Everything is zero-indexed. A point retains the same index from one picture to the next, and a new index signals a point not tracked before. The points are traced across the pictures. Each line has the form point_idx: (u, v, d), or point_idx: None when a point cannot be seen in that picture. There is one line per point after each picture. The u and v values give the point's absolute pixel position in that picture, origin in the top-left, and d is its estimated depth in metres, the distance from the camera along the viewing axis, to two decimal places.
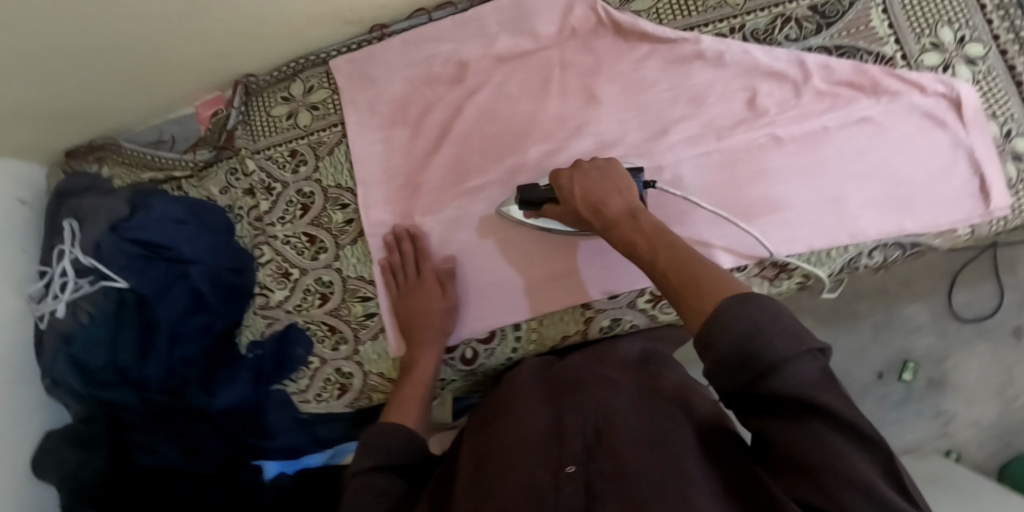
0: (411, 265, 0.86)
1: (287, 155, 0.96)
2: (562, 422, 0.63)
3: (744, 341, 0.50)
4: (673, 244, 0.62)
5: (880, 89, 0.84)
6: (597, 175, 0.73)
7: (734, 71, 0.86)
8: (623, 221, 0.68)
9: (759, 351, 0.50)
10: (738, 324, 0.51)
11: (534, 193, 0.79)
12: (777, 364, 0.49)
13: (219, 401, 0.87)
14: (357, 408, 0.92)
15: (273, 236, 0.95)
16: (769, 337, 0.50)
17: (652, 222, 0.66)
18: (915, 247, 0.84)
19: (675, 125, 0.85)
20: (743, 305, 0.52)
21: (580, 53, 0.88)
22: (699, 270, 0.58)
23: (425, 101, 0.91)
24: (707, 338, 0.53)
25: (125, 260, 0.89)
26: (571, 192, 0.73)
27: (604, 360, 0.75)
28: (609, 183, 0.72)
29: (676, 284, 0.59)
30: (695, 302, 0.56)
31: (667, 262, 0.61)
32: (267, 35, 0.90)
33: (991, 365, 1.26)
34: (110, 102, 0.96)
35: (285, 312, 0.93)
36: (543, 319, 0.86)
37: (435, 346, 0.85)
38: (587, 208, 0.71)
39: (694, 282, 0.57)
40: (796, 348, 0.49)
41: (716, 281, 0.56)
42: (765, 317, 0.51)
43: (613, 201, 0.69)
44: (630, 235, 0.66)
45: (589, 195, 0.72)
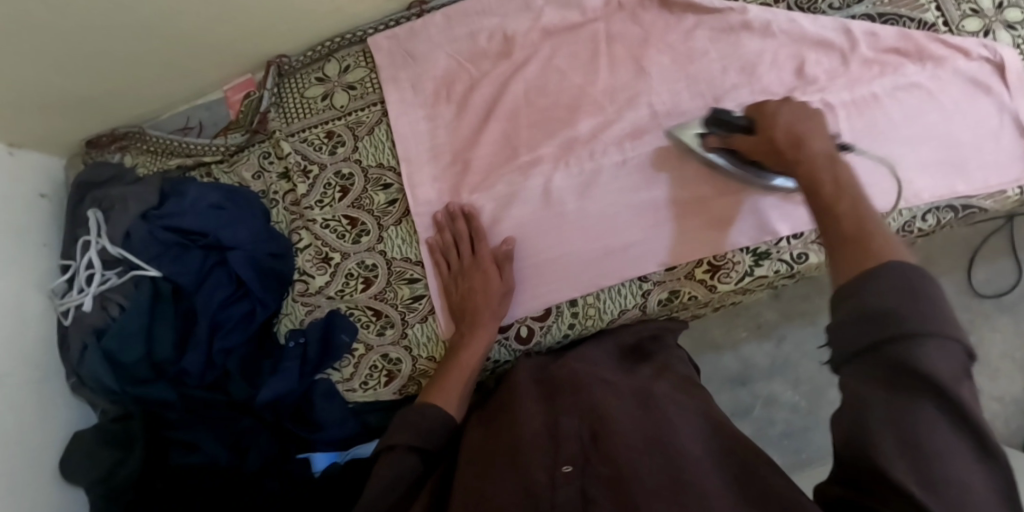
0: (466, 245, 0.84)
1: (323, 136, 0.92)
2: (558, 423, 0.66)
3: (890, 304, 0.46)
4: (862, 208, 0.57)
5: (926, 54, 0.84)
6: (803, 117, 0.70)
7: (783, 40, 0.86)
8: (818, 160, 0.64)
9: (898, 317, 0.45)
10: (887, 286, 0.47)
11: (727, 117, 0.78)
12: (912, 336, 0.44)
13: (263, 394, 0.83)
14: (405, 396, 0.88)
15: (311, 220, 0.90)
16: (925, 307, 0.45)
17: (841, 181, 0.61)
18: (967, 209, 0.83)
19: (727, 94, 0.85)
20: (908, 274, 0.47)
21: (627, 26, 0.88)
22: (875, 235, 0.53)
23: (470, 76, 0.90)
24: (852, 284, 0.49)
25: (159, 249, 0.86)
26: (772, 124, 0.71)
27: (593, 359, 0.78)
28: (812, 128, 0.69)
29: (849, 239, 0.54)
30: (857, 256, 0.52)
31: (847, 220, 0.56)
32: (304, 13, 0.88)
33: (1015, 339, 1.19)
34: (139, 88, 0.93)
35: (326, 299, 0.89)
36: (601, 294, 0.84)
37: (491, 328, 0.81)
38: (786, 139, 0.68)
39: (868, 242, 0.53)
40: (944, 335, 0.43)
41: (886, 244, 0.52)
42: (929, 290, 0.46)
43: (817, 143, 0.66)
44: (821, 177, 0.62)
45: (791, 132, 0.68)
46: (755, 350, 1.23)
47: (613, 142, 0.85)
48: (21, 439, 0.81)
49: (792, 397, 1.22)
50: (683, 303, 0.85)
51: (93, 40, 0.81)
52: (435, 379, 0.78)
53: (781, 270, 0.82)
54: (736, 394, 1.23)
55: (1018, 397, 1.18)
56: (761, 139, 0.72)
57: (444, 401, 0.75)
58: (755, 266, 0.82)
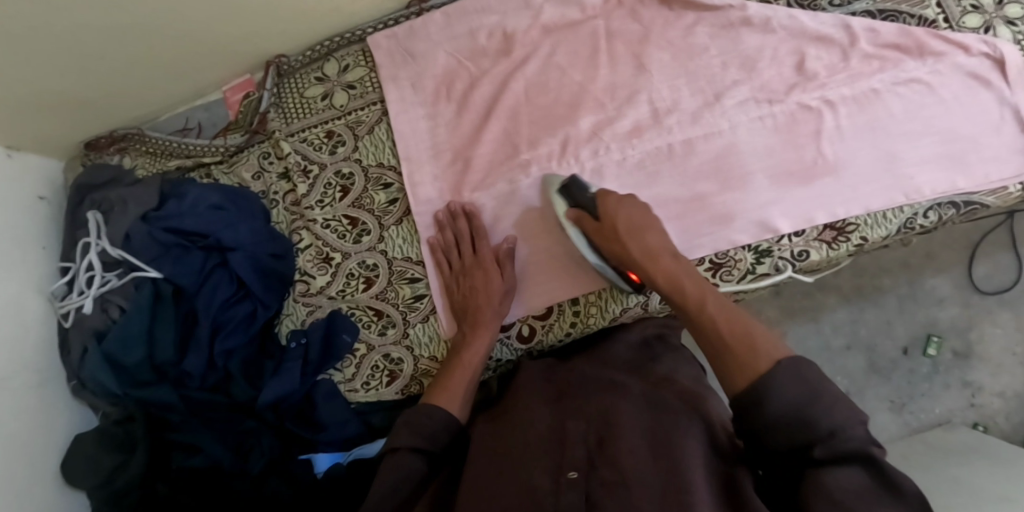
0: (467, 244, 0.84)
1: (323, 136, 0.92)
2: (564, 426, 0.67)
3: (796, 406, 0.53)
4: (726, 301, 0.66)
5: (926, 50, 0.84)
6: (641, 206, 0.77)
7: (783, 36, 0.86)
8: (661, 258, 0.72)
9: (814, 417, 0.52)
10: (791, 391, 0.54)
11: (582, 197, 0.80)
12: (831, 430, 0.52)
13: (265, 395, 0.83)
14: (408, 396, 0.87)
15: (311, 220, 0.90)
16: (825, 404, 0.53)
17: (693, 275, 0.69)
18: (969, 205, 0.83)
19: (728, 91, 0.85)
20: (801, 370, 0.55)
21: (627, 23, 0.88)
22: (752, 331, 0.61)
23: (469, 74, 0.90)
24: (754, 395, 0.55)
25: (161, 250, 0.86)
26: (612, 217, 0.76)
27: (602, 365, 0.77)
28: (646, 218, 0.76)
29: (731, 338, 0.61)
30: (746, 360, 0.58)
31: (720, 315, 0.64)
32: (303, 13, 0.88)
33: (1016, 334, 1.19)
34: (137, 90, 0.92)
35: (327, 299, 0.89)
36: (603, 292, 0.84)
37: (492, 328, 0.81)
38: (627, 235, 0.75)
39: (747, 340, 0.60)
40: (850, 420, 0.52)
41: (765, 339, 0.59)
42: (823, 383, 0.54)
43: (653, 237, 0.74)
44: (673, 273, 0.70)
45: (632, 223, 0.75)
46: None
47: (615, 139, 0.85)
48: (23, 442, 0.81)
49: None
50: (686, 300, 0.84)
51: (90, 42, 0.81)
52: (438, 380, 0.78)
53: (783, 268, 0.83)
54: None
55: (1021, 392, 1.18)
56: (604, 229, 0.77)
57: (448, 401, 0.75)
58: (757, 263, 0.82)
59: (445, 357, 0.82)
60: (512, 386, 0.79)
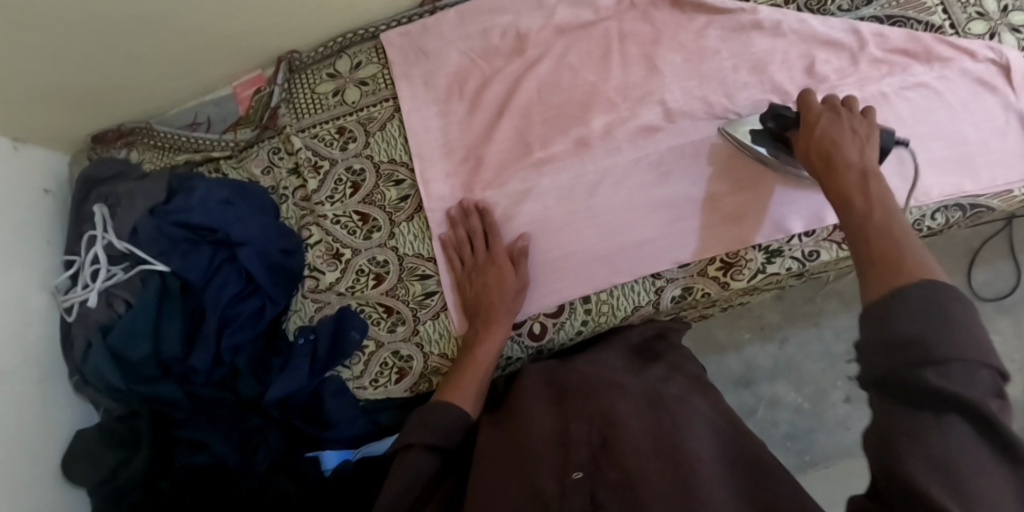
0: (480, 239, 0.84)
1: (334, 132, 0.92)
2: (566, 428, 0.66)
3: (923, 330, 0.46)
4: (895, 222, 0.59)
5: (933, 55, 0.85)
6: (848, 127, 0.70)
7: (793, 40, 0.87)
8: (851, 173, 0.65)
9: (933, 342, 0.45)
10: (920, 310, 0.47)
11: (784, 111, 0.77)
12: (944, 361, 0.44)
13: (272, 391, 0.82)
14: (416, 394, 0.87)
15: (321, 216, 0.90)
16: (954, 333, 0.45)
17: (873, 190, 0.62)
18: (975, 208, 0.84)
19: (739, 92, 0.86)
20: (941, 297, 0.47)
21: (640, 25, 0.89)
22: (908, 254, 0.54)
23: (482, 73, 0.90)
24: (883, 305, 0.50)
25: (169, 244, 0.85)
26: (814, 127, 0.71)
27: (607, 363, 0.77)
28: (850, 134, 0.69)
29: (879, 255, 0.56)
30: (885, 275, 0.53)
31: (875, 232, 0.58)
32: (317, 9, 0.88)
33: (1015, 341, 1.20)
34: (146, 85, 0.92)
35: (337, 295, 0.88)
36: (614, 290, 0.85)
37: (505, 325, 0.81)
38: (823, 146, 0.69)
39: (900, 259, 0.54)
40: (974, 362, 0.44)
41: (917, 264, 0.52)
42: (958, 317, 0.46)
43: (851, 150, 0.67)
44: (851, 188, 0.64)
45: (826, 136, 0.69)
46: (759, 351, 1.24)
47: (627, 138, 0.85)
48: (24, 438, 0.79)
49: (796, 398, 1.22)
50: (697, 300, 0.85)
51: (102, 35, 0.80)
52: (449, 378, 0.77)
53: (793, 268, 0.82)
54: (741, 395, 1.23)
55: (1019, 398, 1.19)
56: (802, 141, 0.72)
57: (461, 400, 0.75)
58: (768, 262, 0.82)
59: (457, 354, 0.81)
60: (517, 383, 0.79)
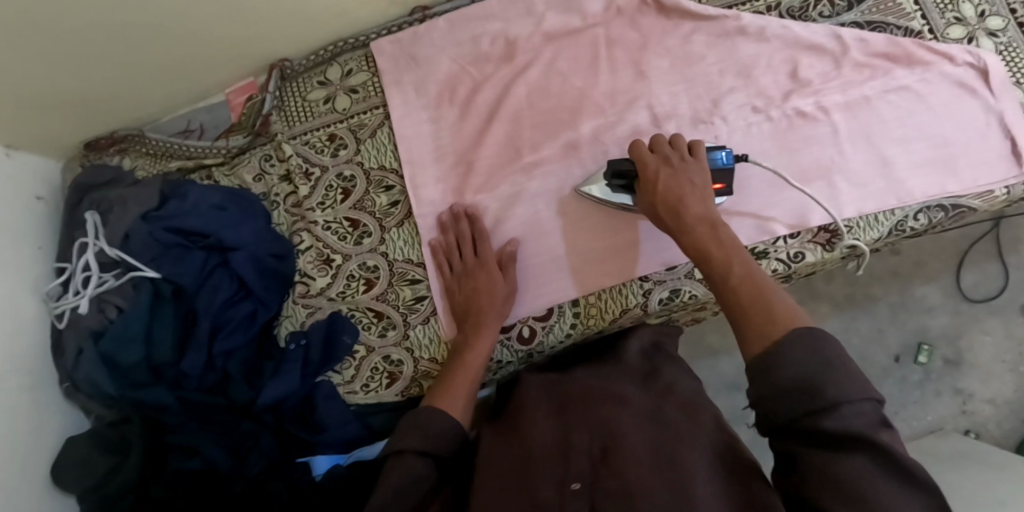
0: (469, 246, 0.85)
1: (325, 139, 0.93)
2: (568, 439, 0.67)
3: (806, 375, 0.51)
4: (752, 272, 0.61)
5: (914, 59, 0.87)
6: (683, 176, 0.72)
7: (777, 45, 0.89)
8: (697, 227, 0.67)
9: (821, 387, 0.50)
10: (802, 358, 0.52)
11: (621, 165, 0.79)
12: (835, 404, 0.49)
13: (266, 394, 0.83)
14: (408, 398, 0.87)
15: (312, 222, 0.90)
16: (829, 378, 0.50)
17: (723, 239, 0.65)
18: (957, 209, 0.85)
19: (725, 97, 0.87)
20: (816, 340, 0.53)
21: (627, 31, 0.90)
22: (772, 297, 0.58)
23: (473, 80, 0.91)
24: (765, 363, 0.53)
25: (161, 250, 0.86)
26: (654, 183, 0.72)
27: (608, 375, 0.77)
28: (688, 184, 0.71)
29: (746, 306, 0.59)
30: (762, 326, 0.56)
31: (739, 281, 0.61)
32: (311, 17, 0.89)
33: (1004, 342, 1.21)
34: (140, 92, 0.93)
35: (327, 300, 0.89)
36: (603, 293, 0.85)
37: (493, 330, 0.81)
38: (667, 202, 0.70)
39: (765, 307, 0.57)
40: (857, 399, 0.50)
41: (783, 308, 0.57)
42: (833, 356, 0.52)
43: (693, 203, 0.69)
44: (704, 242, 0.66)
45: (670, 192, 0.71)
46: None
47: (616, 142, 0.86)
48: (13, 444, 0.79)
49: None
50: (684, 302, 0.85)
51: (96, 43, 0.81)
52: (441, 382, 0.78)
53: (778, 270, 0.84)
54: (733, 399, 1.24)
55: (1010, 398, 1.19)
56: (646, 200, 0.73)
57: (451, 406, 0.75)
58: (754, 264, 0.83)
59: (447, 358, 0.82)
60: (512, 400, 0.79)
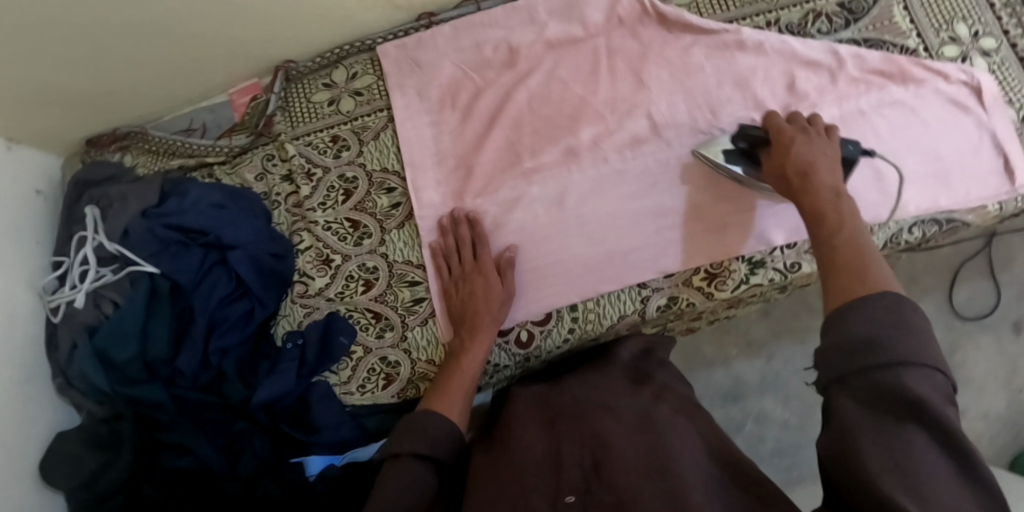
0: (468, 249, 0.85)
1: (328, 140, 0.94)
2: (559, 450, 0.67)
3: (877, 333, 0.52)
4: (861, 244, 0.63)
5: (908, 76, 0.90)
6: (813, 149, 0.75)
7: (774, 59, 0.90)
8: (822, 193, 0.70)
9: (889, 344, 0.50)
10: (880, 313, 0.53)
11: (755, 134, 0.81)
12: (902, 362, 0.49)
13: (260, 394, 0.82)
14: (403, 400, 0.87)
15: (313, 222, 0.91)
16: (904, 338, 0.51)
17: (844, 211, 0.67)
18: (950, 223, 0.88)
19: (723, 107, 0.89)
20: (900, 305, 0.53)
21: (628, 42, 0.92)
22: (871, 265, 0.60)
23: (475, 85, 0.92)
24: (844, 308, 0.56)
25: (159, 246, 0.86)
26: (788, 149, 0.76)
27: (598, 385, 0.78)
28: (820, 159, 0.74)
29: (848, 266, 0.61)
30: (852, 285, 0.58)
31: (842, 245, 0.64)
32: (317, 20, 0.91)
33: (996, 358, 1.23)
34: (145, 90, 0.94)
35: (326, 300, 0.89)
36: (601, 298, 0.86)
37: (491, 334, 0.81)
38: (797, 166, 0.73)
39: (864, 270, 0.59)
40: (928, 369, 0.49)
41: (881, 277, 0.58)
42: (914, 322, 0.52)
43: (824, 174, 0.72)
44: (822, 207, 0.68)
45: (802, 159, 0.74)
46: (745, 367, 1.25)
47: (616, 149, 0.88)
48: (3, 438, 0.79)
49: (782, 414, 1.23)
50: (682, 309, 0.86)
51: (104, 39, 0.82)
52: (437, 385, 0.78)
53: (774, 279, 0.85)
54: (728, 410, 1.24)
55: (1001, 414, 1.21)
56: (774, 165, 0.77)
57: (446, 408, 0.75)
58: (751, 274, 0.84)
59: (445, 360, 0.82)
60: (506, 410, 0.79)
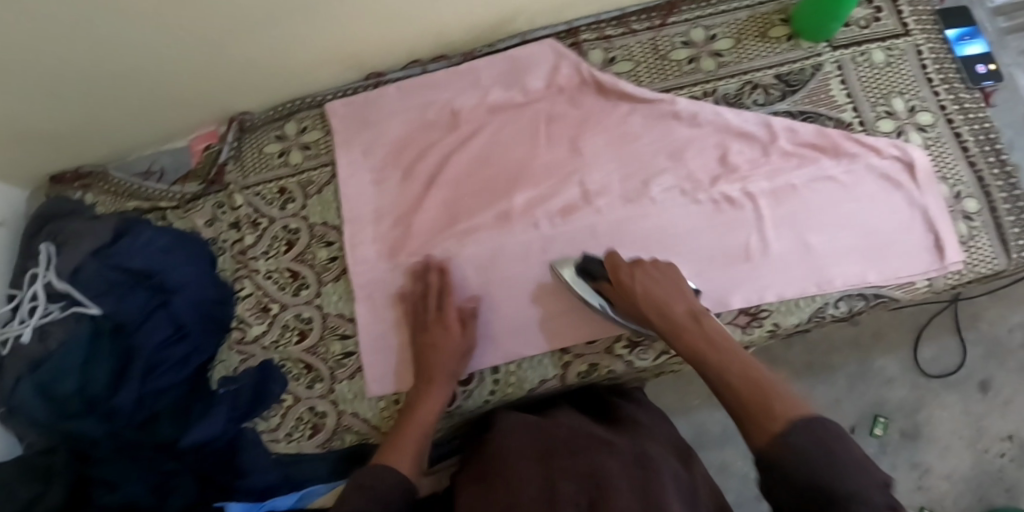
0: (434, 299, 0.86)
1: (275, 192, 0.97)
2: (555, 487, 0.63)
3: (815, 465, 0.52)
4: (744, 363, 0.65)
5: (841, 151, 0.91)
6: (656, 277, 0.77)
7: (708, 130, 0.92)
8: (687, 325, 0.71)
9: (830, 480, 0.51)
10: (806, 447, 0.54)
11: (591, 266, 0.84)
12: (849, 495, 0.50)
13: (190, 436, 0.84)
14: (329, 450, 0.89)
15: (254, 270, 0.95)
16: (839, 471, 0.52)
17: (712, 336, 0.69)
18: (878, 298, 0.89)
19: (654, 178, 0.91)
20: (818, 428, 0.55)
21: (566, 108, 0.94)
22: (769, 392, 0.60)
23: (419, 145, 0.95)
24: (771, 451, 0.55)
25: (106, 287, 0.89)
26: (633, 289, 0.77)
27: (584, 423, 0.77)
28: (670, 288, 0.76)
29: (747, 399, 0.60)
30: (762, 419, 0.58)
31: (736, 378, 0.63)
32: (263, 74, 0.94)
33: (962, 417, 1.22)
34: (107, 132, 0.99)
35: (261, 348, 0.92)
36: (522, 362, 0.88)
37: (446, 387, 0.81)
38: (650, 306, 0.75)
39: (762, 398, 0.59)
40: (864, 484, 0.51)
41: (781, 394, 0.59)
42: (839, 444, 0.53)
43: (677, 303, 0.74)
44: (697, 341, 0.69)
45: (652, 296, 0.75)
46: (705, 417, 1.25)
47: (547, 216, 0.90)
48: None
49: (743, 467, 1.23)
50: (602, 376, 0.88)
51: (56, 90, 0.87)
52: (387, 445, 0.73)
53: None
54: None
55: (967, 475, 1.20)
56: (630, 307, 0.78)
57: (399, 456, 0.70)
58: None
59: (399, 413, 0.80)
60: (486, 439, 0.77)
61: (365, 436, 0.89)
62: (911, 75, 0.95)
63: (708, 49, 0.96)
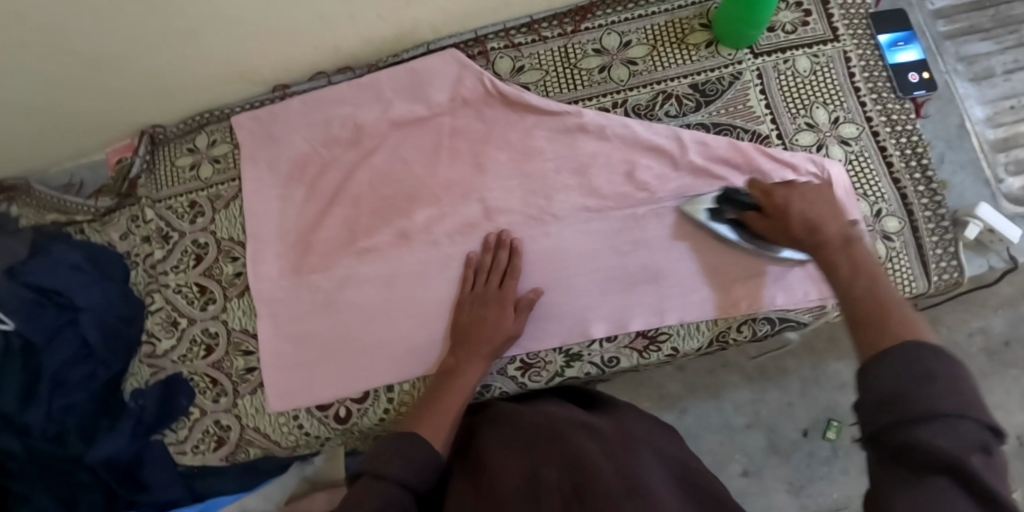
0: (496, 278, 0.83)
1: (186, 206, 0.97)
2: (538, 473, 0.61)
3: (904, 387, 0.46)
4: (882, 292, 0.57)
5: (754, 167, 0.85)
6: (809, 197, 0.70)
7: (616, 144, 0.88)
8: (834, 243, 0.64)
9: (912, 396, 0.45)
10: (903, 365, 0.47)
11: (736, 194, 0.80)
12: (930, 415, 0.44)
13: (95, 452, 0.87)
14: (232, 462, 0.92)
15: (164, 285, 0.95)
16: (940, 388, 0.45)
17: (858, 258, 0.62)
18: (785, 321, 0.86)
19: (557, 194, 0.88)
20: (925, 354, 0.47)
21: (471, 122, 0.91)
22: (892, 313, 0.54)
23: (322, 161, 0.94)
24: (870, 366, 0.50)
25: (18, 304, 0.89)
26: (780, 201, 0.71)
27: (570, 409, 0.75)
28: (821, 206, 0.69)
29: (868, 320, 0.55)
30: (886, 331, 0.53)
31: (869, 300, 0.57)
32: (167, 92, 0.93)
33: None
34: (20, 149, 0.99)
35: (170, 362, 0.93)
36: (416, 383, 0.87)
37: (484, 361, 0.80)
38: (799, 222, 0.68)
39: (884, 317, 0.54)
40: (958, 404, 0.44)
41: (911, 322, 0.53)
42: (937, 369, 0.46)
43: (832, 224, 0.66)
44: (836, 258, 0.63)
45: (805, 213, 0.68)
46: None
47: (446, 235, 0.88)
48: None
49: None
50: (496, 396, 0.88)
51: None
52: (421, 411, 0.73)
53: (591, 372, 0.87)
54: None
55: None
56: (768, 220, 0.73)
57: (431, 432, 0.70)
58: (567, 366, 0.86)
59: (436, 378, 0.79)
60: (474, 427, 0.76)
61: (268, 449, 0.91)
62: (838, 84, 0.90)
63: (620, 57, 0.93)
